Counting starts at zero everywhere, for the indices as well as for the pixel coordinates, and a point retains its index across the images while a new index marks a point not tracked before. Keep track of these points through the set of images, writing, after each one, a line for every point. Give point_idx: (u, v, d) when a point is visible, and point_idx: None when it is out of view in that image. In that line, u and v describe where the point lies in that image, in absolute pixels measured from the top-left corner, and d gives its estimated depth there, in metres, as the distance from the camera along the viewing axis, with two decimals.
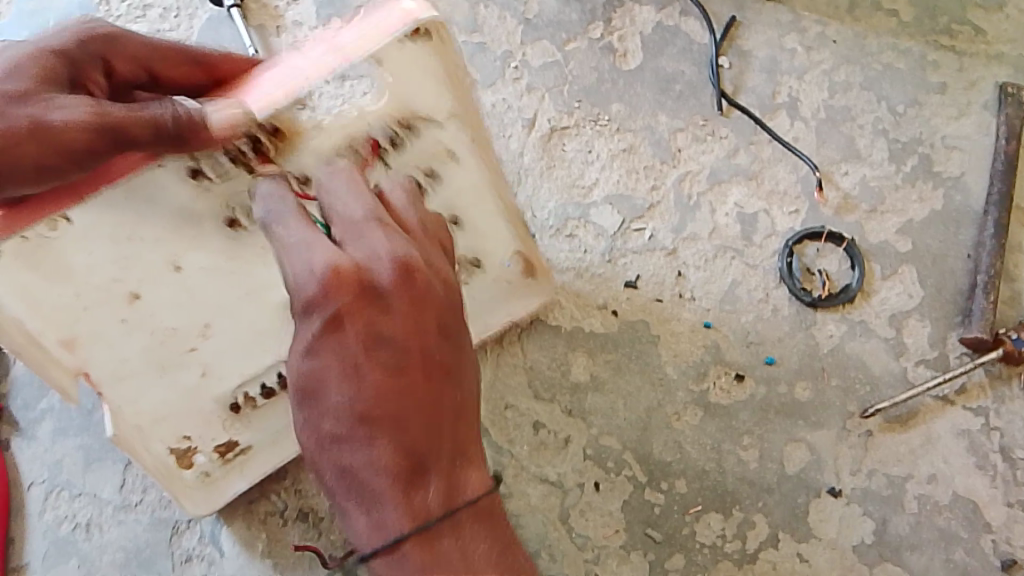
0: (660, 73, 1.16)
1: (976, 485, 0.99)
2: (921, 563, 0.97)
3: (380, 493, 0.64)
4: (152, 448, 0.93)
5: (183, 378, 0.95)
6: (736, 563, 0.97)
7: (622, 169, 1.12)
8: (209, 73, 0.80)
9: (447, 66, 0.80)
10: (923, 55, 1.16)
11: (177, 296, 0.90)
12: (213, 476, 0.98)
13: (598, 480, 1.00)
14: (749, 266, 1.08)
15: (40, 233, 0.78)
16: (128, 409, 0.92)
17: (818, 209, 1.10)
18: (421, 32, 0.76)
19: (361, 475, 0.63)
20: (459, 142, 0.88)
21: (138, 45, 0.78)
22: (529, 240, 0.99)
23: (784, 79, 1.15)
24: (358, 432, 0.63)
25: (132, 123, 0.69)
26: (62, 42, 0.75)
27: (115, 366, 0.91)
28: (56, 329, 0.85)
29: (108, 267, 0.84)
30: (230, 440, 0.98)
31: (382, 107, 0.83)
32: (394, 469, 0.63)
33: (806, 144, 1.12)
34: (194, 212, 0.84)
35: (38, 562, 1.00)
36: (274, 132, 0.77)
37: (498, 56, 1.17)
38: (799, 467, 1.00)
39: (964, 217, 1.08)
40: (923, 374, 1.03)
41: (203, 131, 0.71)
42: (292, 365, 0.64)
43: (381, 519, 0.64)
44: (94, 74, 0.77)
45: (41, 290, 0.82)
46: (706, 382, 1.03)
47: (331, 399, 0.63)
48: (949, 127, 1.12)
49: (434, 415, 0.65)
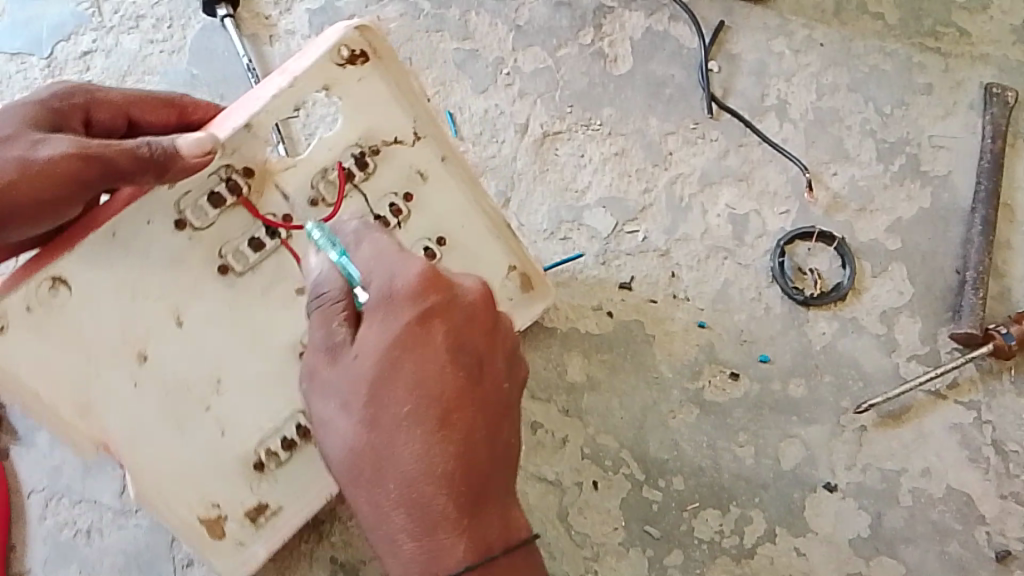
0: (650, 77, 1.17)
1: (969, 478, 1.00)
2: (916, 555, 0.98)
3: (435, 515, 0.67)
4: (179, 515, 0.83)
5: (201, 436, 0.84)
6: (734, 558, 0.98)
7: (614, 173, 1.13)
8: (182, 115, 0.91)
9: (396, 78, 0.87)
10: (908, 57, 1.17)
11: (188, 352, 0.83)
12: (247, 540, 0.87)
13: (595, 479, 1.01)
14: (741, 266, 1.09)
15: (41, 297, 0.78)
16: (148, 476, 0.82)
17: (808, 209, 1.11)
18: (362, 49, 0.84)
19: (422, 495, 0.66)
20: (427, 160, 0.91)
21: (118, 96, 0.88)
22: (522, 250, 0.97)
23: (772, 82, 1.17)
24: (429, 448, 0.66)
25: (110, 153, 0.76)
26: (48, 96, 0.85)
27: (133, 429, 0.81)
28: (68, 396, 0.79)
29: (115, 327, 0.80)
30: (260, 502, 0.87)
31: (348, 133, 0.87)
32: (456, 490, 0.67)
33: (795, 145, 1.14)
34: (182, 256, 0.83)
35: (39, 569, 1.00)
36: (248, 174, 0.84)
37: (490, 62, 1.19)
38: (794, 463, 1.01)
39: (952, 215, 1.10)
40: (914, 369, 1.04)
41: (178, 160, 0.76)
42: (363, 379, 0.67)
43: (426, 544, 0.68)
44: (75, 121, 0.86)
45: (50, 355, 0.78)
46: (700, 381, 1.04)
47: (406, 415, 0.67)
48: (935, 126, 1.14)
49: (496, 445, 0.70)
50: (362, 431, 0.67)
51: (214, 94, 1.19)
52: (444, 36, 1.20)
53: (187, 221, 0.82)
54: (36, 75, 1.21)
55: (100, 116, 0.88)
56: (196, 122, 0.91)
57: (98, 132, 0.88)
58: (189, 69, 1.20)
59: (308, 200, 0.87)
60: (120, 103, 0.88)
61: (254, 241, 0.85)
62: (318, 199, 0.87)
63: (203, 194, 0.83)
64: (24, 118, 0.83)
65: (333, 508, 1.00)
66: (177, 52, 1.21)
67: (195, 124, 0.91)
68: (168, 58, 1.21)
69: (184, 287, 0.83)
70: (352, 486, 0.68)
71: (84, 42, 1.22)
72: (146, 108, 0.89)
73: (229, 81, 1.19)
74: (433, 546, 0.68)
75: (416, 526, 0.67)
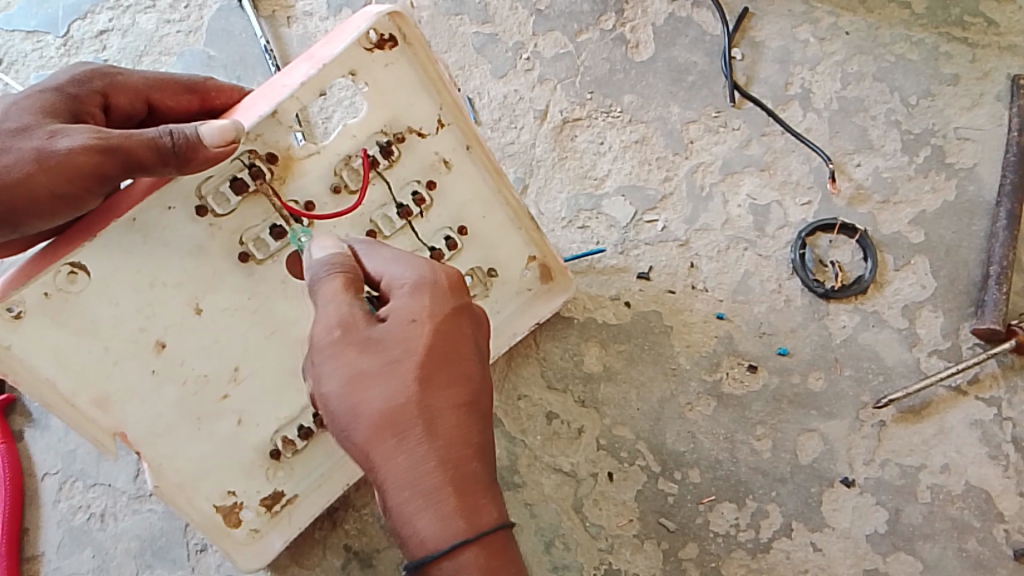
0: (672, 64, 1.16)
1: (989, 475, 0.99)
2: (934, 552, 0.97)
3: (469, 480, 0.67)
4: (197, 506, 0.86)
5: (220, 428, 0.86)
6: (750, 552, 0.98)
7: (634, 161, 1.12)
8: (204, 101, 0.90)
9: (424, 66, 0.84)
10: (936, 46, 1.15)
11: (205, 343, 0.84)
12: (262, 529, 0.90)
13: (611, 470, 1.00)
14: (762, 257, 1.08)
15: (60, 286, 0.76)
16: (168, 467, 0.85)
17: (831, 200, 1.10)
18: (391, 34, 0.81)
19: (462, 457, 0.67)
20: (452, 148, 0.89)
21: (138, 82, 0.88)
22: (544, 242, 0.97)
23: (797, 70, 1.15)
24: (468, 416, 0.68)
25: (130, 144, 0.74)
26: (65, 82, 0.84)
27: (151, 422, 0.83)
28: (88, 388, 0.80)
29: (133, 316, 0.80)
30: (276, 491, 0.90)
31: (372, 121, 0.85)
32: (483, 458, 0.68)
33: (818, 135, 1.12)
34: (203, 245, 0.81)
35: (53, 552, 1.00)
36: (271, 161, 0.81)
37: (510, 47, 1.17)
38: (811, 458, 1.00)
39: (977, 208, 1.08)
40: (935, 364, 1.03)
41: (199, 149, 0.73)
42: (414, 340, 0.68)
43: (457, 510, 0.66)
44: (95, 107, 0.85)
45: (68, 345, 0.78)
46: (719, 373, 1.03)
47: (452, 382, 0.68)
48: (962, 117, 1.12)
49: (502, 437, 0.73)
50: (412, 389, 0.67)
51: (231, 75, 1.17)
52: (463, 20, 1.19)
53: (208, 208, 0.80)
54: (52, 55, 1.20)
55: (119, 100, 0.87)
56: (219, 108, 0.90)
57: (118, 116, 0.88)
58: (206, 49, 1.19)
59: (331, 189, 0.85)
60: (139, 88, 0.88)
61: (276, 229, 0.83)
62: (340, 187, 0.85)
63: (224, 180, 0.80)
64: (43, 104, 0.82)
65: (348, 495, 0.99)
66: (194, 33, 1.20)
67: (217, 110, 0.90)
68: (185, 39, 1.20)
69: (201, 276, 0.82)
70: (388, 446, 0.66)
71: (101, 21, 1.21)
72: (167, 95, 0.89)
73: (246, 62, 1.18)
74: (464, 509, 0.66)
75: (456, 484, 0.66)
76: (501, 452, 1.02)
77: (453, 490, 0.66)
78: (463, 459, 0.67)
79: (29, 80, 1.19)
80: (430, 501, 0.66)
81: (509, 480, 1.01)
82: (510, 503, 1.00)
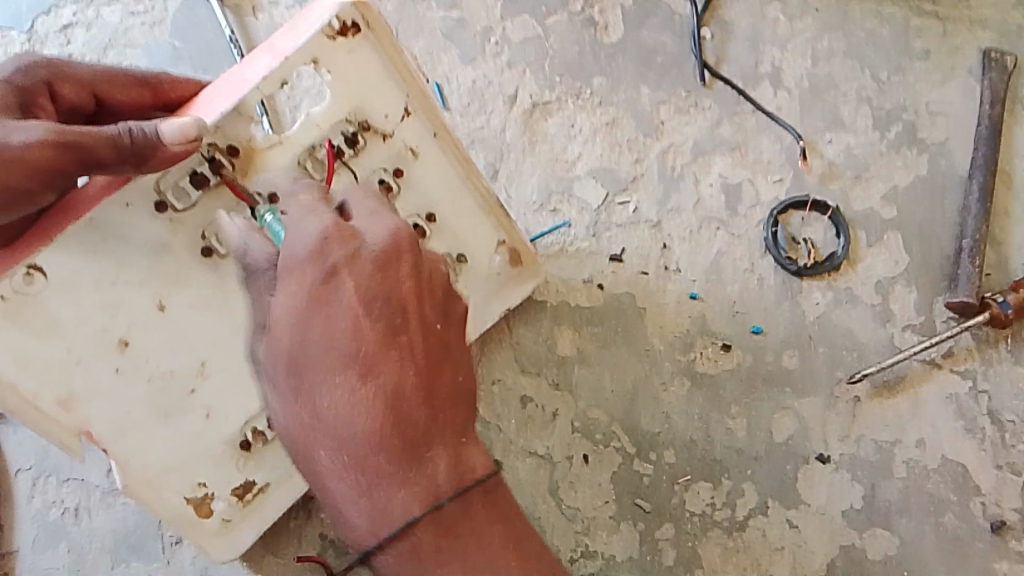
0: (641, 46, 1.15)
1: (964, 449, 0.99)
2: (911, 527, 0.97)
3: (404, 462, 0.64)
4: (166, 501, 0.86)
5: (189, 424, 0.86)
6: (726, 531, 0.97)
7: (605, 143, 1.11)
8: (156, 95, 0.88)
9: (388, 53, 0.84)
10: (906, 21, 1.15)
11: (171, 339, 0.83)
12: (234, 520, 0.91)
13: (586, 453, 1.00)
14: (734, 237, 1.07)
15: (17, 287, 0.75)
16: (133, 465, 0.83)
17: (803, 178, 1.09)
18: (354, 21, 0.81)
19: (387, 441, 0.64)
20: (419, 136, 0.89)
21: (86, 74, 0.87)
22: (511, 227, 0.97)
23: (766, 48, 1.15)
24: (401, 390, 0.64)
25: (90, 141, 0.73)
26: (13, 73, 0.83)
27: (118, 420, 0.82)
28: (51, 388, 0.79)
29: (96, 315, 0.79)
30: (247, 481, 0.90)
31: (337, 110, 0.84)
32: (421, 435, 0.65)
33: (789, 113, 1.12)
34: (167, 243, 0.81)
35: (28, 548, 1.00)
36: (232, 153, 0.80)
37: (479, 32, 1.17)
38: (787, 436, 1.00)
39: (949, 182, 1.08)
40: (909, 340, 1.03)
41: (159, 147, 0.73)
42: (326, 316, 0.63)
43: (389, 494, 0.65)
44: (43, 99, 0.85)
45: (30, 347, 0.77)
46: (692, 353, 1.03)
47: (375, 359, 0.64)
48: (932, 92, 1.12)
49: (457, 398, 0.68)
50: (326, 377, 0.63)
51: (197, 67, 1.17)
52: (430, 6, 1.18)
53: (167, 204, 0.79)
54: (16, 50, 1.19)
55: (64, 90, 0.87)
56: (174, 101, 0.89)
57: (66, 107, 0.87)
58: (172, 42, 1.19)
59: None
60: (87, 79, 0.87)
61: None
62: None
63: (184, 175, 0.79)
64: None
65: None
66: (160, 25, 1.19)
67: (172, 103, 0.89)
68: (150, 31, 1.19)
69: (166, 274, 0.81)
70: (312, 441, 0.64)
71: (65, 15, 1.20)
72: (117, 88, 0.88)
73: (211, 54, 1.18)
74: (379, 509, 0.65)
75: (362, 490, 0.65)
76: (475, 437, 1.02)
77: (363, 495, 0.65)
78: (364, 467, 0.64)
79: None
80: (348, 505, 0.66)
81: None
82: None
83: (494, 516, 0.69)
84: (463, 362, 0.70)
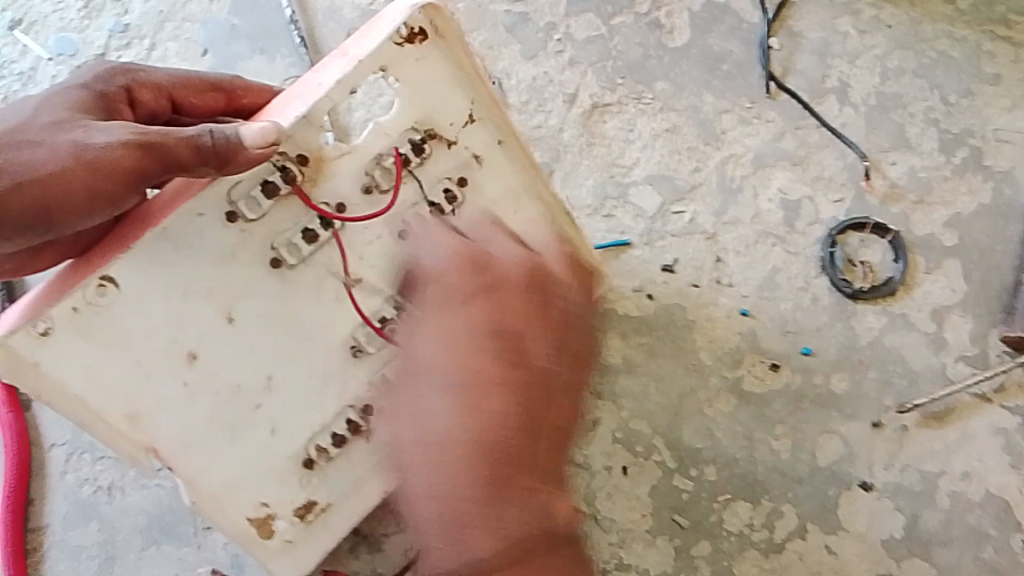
0: (707, 52, 1.14)
1: (1009, 484, 0.98)
2: (950, 559, 0.96)
3: (489, 493, 0.77)
4: (229, 518, 0.83)
5: (253, 438, 0.83)
6: (763, 552, 0.96)
7: (664, 149, 1.10)
8: (230, 99, 0.91)
9: (456, 56, 0.80)
10: (978, 44, 1.12)
11: (240, 352, 0.80)
12: (297, 540, 0.88)
13: (626, 463, 1.00)
14: (790, 253, 1.06)
15: (89, 299, 0.72)
16: (200, 482, 0.81)
17: (864, 197, 1.07)
18: (423, 27, 0.78)
19: (477, 468, 0.77)
20: (484, 143, 0.86)
21: (162, 78, 0.87)
22: (580, 237, 0.94)
23: (835, 63, 1.13)
24: (492, 414, 0.77)
25: (171, 141, 0.72)
26: (92, 80, 0.83)
27: (183, 434, 0.79)
28: (119, 402, 0.76)
29: (165, 327, 0.76)
30: (309, 500, 0.87)
31: (405, 118, 0.81)
32: (505, 463, 0.77)
33: (853, 130, 1.10)
34: (234, 250, 0.77)
35: (58, 523, 1.01)
36: (302, 162, 0.78)
37: (542, 27, 1.16)
38: (831, 459, 0.99)
39: (1013, 212, 1.06)
40: (961, 370, 1.01)
41: (242, 151, 0.72)
42: (438, 463, 0.78)
43: (470, 538, 0.77)
44: (121, 105, 0.83)
45: (97, 361, 0.74)
46: (740, 369, 1.02)
47: (461, 478, 0.77)
48: (1002, 119, 1.09)
49: (558, 437, 0.80)
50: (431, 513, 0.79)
51: (254, 46, 1.16)
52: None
53: (238, 213, 0.77)
54: (72, 17, 1.19)
55: (144, 95, 0.86)
56: (246, 107, 0.91)
57: (143, 113, 0.86)
58: (231, 18, 1.18)
59: (363, 189, 0.81)
60: (162, 84, 0.87)
61: (309, 233, 0.79)
62: (372, 187, 0.81)
63: (256, 184, 0.76)
64: (74, 103, 0.80)
65: None
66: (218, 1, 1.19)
67: (243, 109, 0.91)
68: (208, 6, 1.19)
69: (232, 282, 0.78)
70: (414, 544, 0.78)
71: None
72: (191, 92, 0.89)
73: (270, 34, 1.16)
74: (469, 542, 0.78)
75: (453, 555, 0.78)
76: None
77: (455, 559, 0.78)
78: (466, 504, 0.77)
79: (48, 42, 1.18)
80: (452, 548, 0.78)
81: None
82: None
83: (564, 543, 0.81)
84: (568, 407, 0.81)
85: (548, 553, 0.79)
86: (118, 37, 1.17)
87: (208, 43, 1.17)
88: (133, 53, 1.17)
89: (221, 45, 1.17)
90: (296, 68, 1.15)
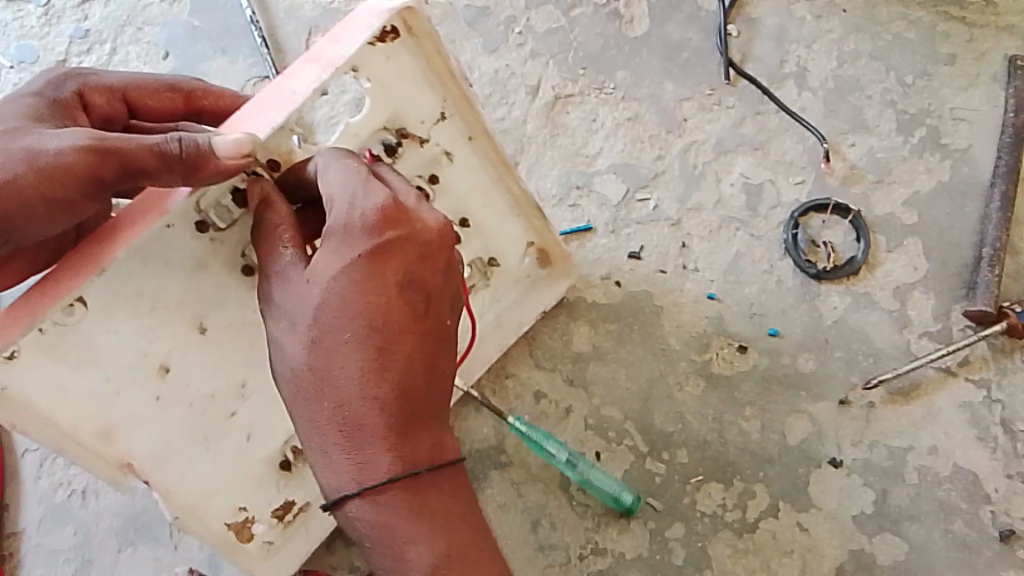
0: (666, 41, 1.16)
1: (976, 457, 0.99)
2: (921, 533, 0.96)
3: (394, 441, 0.69)
4: (209, 524, 0.86)
5: (228, 445, 0.85)
6: (736, 532, 0.97)
7: (627, 138, 1.11)
8: (188, 101, 0.89)
9: (428, 55, 0.78)
10: (932, 25, 1.14)
11: (212, 361, 0.81)
12: (275, 542, 0.93)
13: (599, 450, 1.01)
14: (754, 237, 1.07)
15: (57, 321, 0.70)
16: (178, 491, 0.83)
17: (825, 179, 1.09)
18: (394, 26, 0.74)
19: (383, 424, 0.68)
20: (453, 139, 0.85)
21: (114, 80, 0.86)
22: (544, 231, 0.97)
23: (792, 48, 1.15)
24: (361, 369, 0.67)
25: (131, 147, 0.69)
26: (44, 87, 0.83)
27: (159, 446, 0.81)
28: (89, 420, 0.76)
29: (136, 342, 0.75)
30: (287, 501, 0.92)
31: (375, 119, 0.79)
32: (398, 409, 0.69)
33: (813, 113, 1.12)
34: (205, 260, 0.76)
35: (35, 528, 1.02)
36: (272, 167, 0.73)
37: (502, 20, 1.18)
38: (800, 439, 1.00)
39: (972, 189, 1.07)
40: (926, 347, 1.02)
41: (211, 160, 0.67)
42: (359, 414, 0.68)
43: (389, 493, 0.70)
44: (75, 111, 0.84)
45: (67, 379, 0.73)
46: (708, 353, 1.03)
47: (363, 433, 0.68)
48: (958, 98, 1.11)
49: (419, 389, 0.70)
50: (357, 466, 0.70)
51: (215, 47, 1.16)
52: None
53: (208, 222, 0.74)
54: (31, 22, 1.19)
55: (95, 99, 0.85)
56: (204, 108, 0.89)
57: (97, 117, 0.86)
58: (190, 19, 1.18)
59: None
60: (115, 85, 0.86)
61: None
62: None
63: (226, 193, 0.73)
64: (27, 110, 0.81)
65: None
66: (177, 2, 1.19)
67: (202, 110, 0.89)
68: (167, 8, 1.19)
69: (203, 295, 0.77)
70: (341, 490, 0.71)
71: None
72: (147, 93, 0.87)
73: (231, 34, 1.17)
74: (405, 492, 0.71)
75: (392, 511, 0.71)
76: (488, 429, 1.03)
77: (402, 511, 0.71)
78: (394, 453, 0.69)
79: (8, 48, 1.18)
80: (399, 502, 0.71)
81: (496, 459, 1.02)
82: (498, 481, 1.00)
83: (448, 494, 0.73)
84: (436, 351, 0.70)
85: (450, 494, 0.73)
86: (78, 42, 1.17)
87: (168, 44, 1.17)
88: (93, 58, 1.17)
89: (181, 47, 1.17)
90: (258, 68, 1.15)
